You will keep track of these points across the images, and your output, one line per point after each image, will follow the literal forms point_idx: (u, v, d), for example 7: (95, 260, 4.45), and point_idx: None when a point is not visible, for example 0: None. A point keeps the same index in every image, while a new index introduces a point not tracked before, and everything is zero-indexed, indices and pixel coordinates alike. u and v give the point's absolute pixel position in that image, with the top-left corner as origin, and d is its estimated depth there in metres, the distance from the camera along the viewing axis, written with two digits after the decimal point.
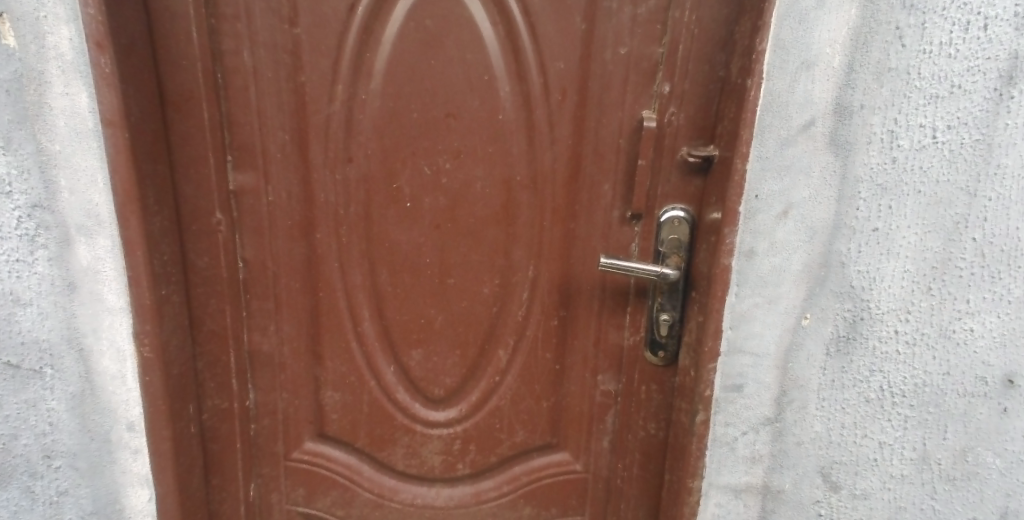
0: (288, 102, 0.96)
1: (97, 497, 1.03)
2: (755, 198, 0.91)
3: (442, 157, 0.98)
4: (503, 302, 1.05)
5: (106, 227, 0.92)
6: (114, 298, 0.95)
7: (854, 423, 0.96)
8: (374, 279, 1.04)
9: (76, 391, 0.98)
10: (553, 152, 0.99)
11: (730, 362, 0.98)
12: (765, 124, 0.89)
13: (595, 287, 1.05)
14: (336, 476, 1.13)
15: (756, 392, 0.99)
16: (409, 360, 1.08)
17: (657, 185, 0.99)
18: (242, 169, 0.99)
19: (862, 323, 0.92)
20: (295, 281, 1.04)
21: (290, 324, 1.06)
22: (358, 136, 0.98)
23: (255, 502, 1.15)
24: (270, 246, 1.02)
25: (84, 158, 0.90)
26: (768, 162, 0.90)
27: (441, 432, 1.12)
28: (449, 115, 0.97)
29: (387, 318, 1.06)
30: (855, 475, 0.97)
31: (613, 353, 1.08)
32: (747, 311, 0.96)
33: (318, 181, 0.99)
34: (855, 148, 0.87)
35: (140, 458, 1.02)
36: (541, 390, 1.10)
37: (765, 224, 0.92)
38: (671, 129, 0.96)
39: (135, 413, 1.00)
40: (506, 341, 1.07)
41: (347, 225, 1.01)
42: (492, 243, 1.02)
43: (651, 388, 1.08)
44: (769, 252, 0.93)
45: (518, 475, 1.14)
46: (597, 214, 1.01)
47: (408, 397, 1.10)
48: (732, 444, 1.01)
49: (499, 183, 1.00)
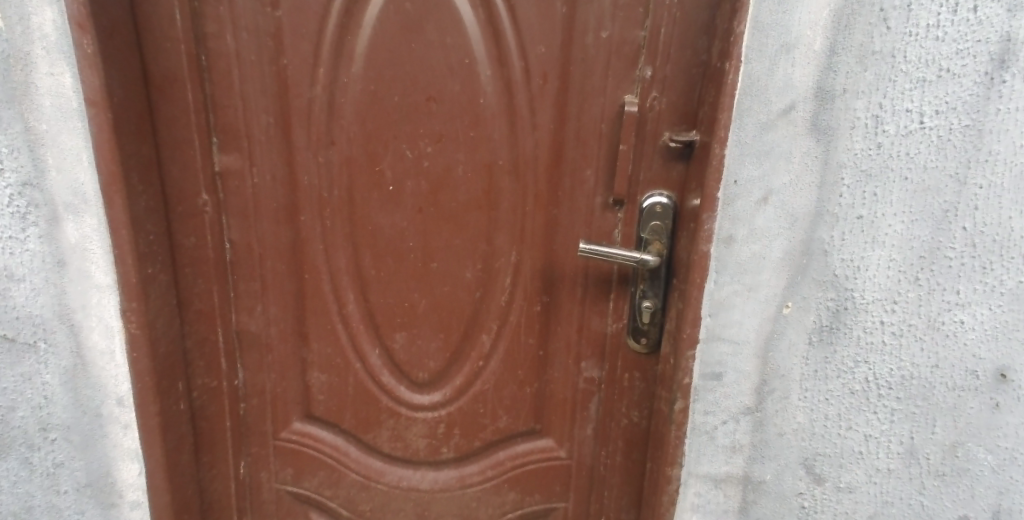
0: (270, 86, 0.97)
1: (91, 470, 1.06)
2: (734, 183, 0.89)
3: (424, 141, 0.99)
4: (486, 287, 1.06)
5: (92, 205, 0.92)
6: (102, 276, 0.95)
7: (837, 415, 0.94)
8: (358, 263, 1.06)
9: (68, 365, 1.00)
10: (535, 138, 0.99)
11: (708, 349, 0.96)
12: (744, 108, 0.87)
13: (577, 273, 1.05)
14: (324, 457, 1.17)
15: (736, 381, 0.97)
16: (393, 343, 1.10)
17: (640, 171, 0.98)
18: (227, 151, 0.99)
19: (846, 313, 0.90)
20: (280, 263, 1.05)
21: (276, 306, 1.08)
22: (340, 119, 0.98)
23: (245, 480, 1.19)
24: (255, 228, 1.03)
25: (70, 138, 0.90)
26: (747, 146, 0.88)
27: (426, 415, 1.15)
28: (431, 99, 0.97)
29: (371, 302, 1.08)
30: (839, 468, 0.96)
31: (595, 340, 1.08)
32: (726, 299, 0.94)
33: (302, 164, 1.00)
34: (837, 132, 0.85)
35: (130, 433, 1.04)
36: (524, 375, 1.11)
37: (745, 210, 0.90)
38: (653, 114, 0.95)
39: (125, 388, 1.02)
40: (489, 326, 1.08)
41: (331, 208, 1.02)
42: (474, 228, 1.03)
43: (634, 375, 1.08)
44: (748, 238, 0.91)
45: (502, 460, 1.17)
46: (579, 200, 1.01)
47: (393, 380, 1.13)
48: (711, 433, 1.00)
49: (482, 168, 1.00)
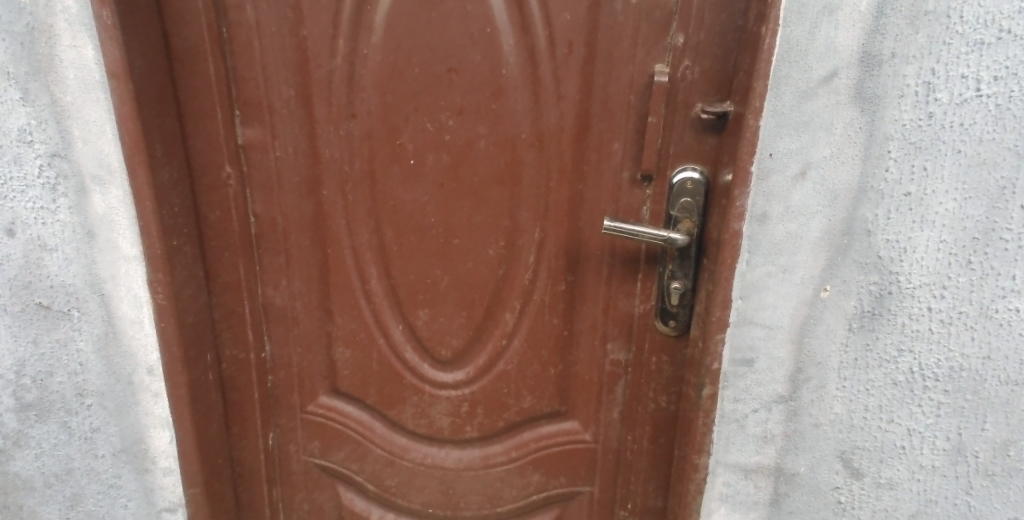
0: (291, 58, 0.96)
1: (125, 436, 1.09)
2: (769, 156, 0.82)
3: (444, 114, 0.96)
4: (509, 264, 1.04)
5: (117, 177, 0.94)
6: (129, 246, 0.97)
7: (878, 407, 0.88)
8: (380, 238, 1.04)
9: (100, 334, 1.03)
10: (559, 110, 0.94)
11: (739, 334, 0.90)
12: (781, 75, 0.80)
13: (604, 251, 1.01)
14: (350, 431, 1.18)
15: (769, 368, 0.91)
16: (416, 320, 1.09)
17: (670, 145, 0.93)
18: (249, 124, 0.99)
19: (890, 298, 0.83)
20: (304, 238, 1.05)
21: (301, 280, 1.08)
22: (360, 91, 0.97)
23: (274, 451, 1.20)
24: (279, 202, 1.03)
25: (94, 110, 0.91)
26: (784, 116, 0.81)
27: (449, 393, 1.13)
28: (451, 71, 0.94)
29: (393, 277, 1.06)
30: (879, 463, 0.90)
31: (622, 321, 1.04)
32: (759, 281, 0.87)
33: (323, 137, 0.99)
34: (884, 101, 0.78)
35: (161, 401, 1.07)
36: (548, 356, 1.09)
37: (780, 186, 0.83)
38: (685, 84, 0.89)
39: (154, 357, 1.04)
40: (512, 304, 1.06)
41: (353, 182, 1.01)
42: (496, 204, 1.00)
43: (662, 358, 1.04)
44: (784, 216, 0.84)
45: (526, 441, 1.15)
46: (605, 175, 0.97)
47: (417, 356, 1.12)
48: (742, 422, 0.95)
49: (504, 141, 0.97)
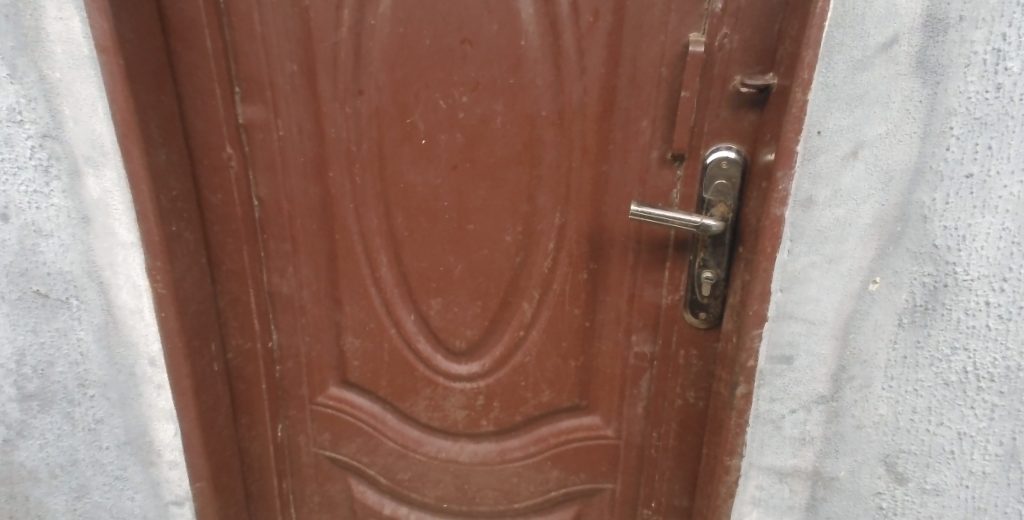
0: (293, 30, 0.89)
1: (129, 428, 1.05)
2: (817, 134, 0.74)
3: (458, 90, 0.89)
4: (527, 251, 0.97)
5: (111, 159, 0.88)
6: (126, 233, 0.92)
7: (926, 409, 0.81)
8: (391, 223, 0.98)
9: (100, 323, 0.98)
10: (582, 85, 0.87)
11: (778, 329, 0.83)
12: (834, 42, 0.71)
13: (629, 237, 0.94)
14: (361, 424, 1.13)
15: (810, 366, 0.84)
16: (429, 309, 1.03)
17: (704, 122, 0.85)
18: (251, 102, 0.93)
19: (945, 291, 0.75)
20: (310, 223, 1.00)
21: (308, 267, 1.03)
22: (368, 65, 0.90)
23: (283, 443, 1.16)
24: (284, 185, 0.97)
25: (85, 87, 0.85)
26: (836, 90, 0.72)
27: (464, 386, 1.08)
28: (465, 42, 0.87)
29: (404, 265, 1.01)
30: (925, 468, 0.83)
31: (648, 312, 0.98)
32: (801, 272, 0.80)
33: (328, 115, 0.93)
34: (948, 71, 0.69)
35: (163, 393, 1.02)
36: (568, 348, 1.03)
37: (828, 167, 0.75)
38: (722, 55, 0.81)
39: (155, 348, 0.99)
40: (531, 293, 0.99)
41: (361, 163, 0.95)
42: (514, 187, 0.93)
43: (691, 352, 0.97)
44: (831, 201, 0.76)
45: (544, 436, 1.10)
46: (632, 155, 0.89)
47: (430, 347, 1.06)
48: (778, 423, 0.88)
49: (522, 119, 0.89)
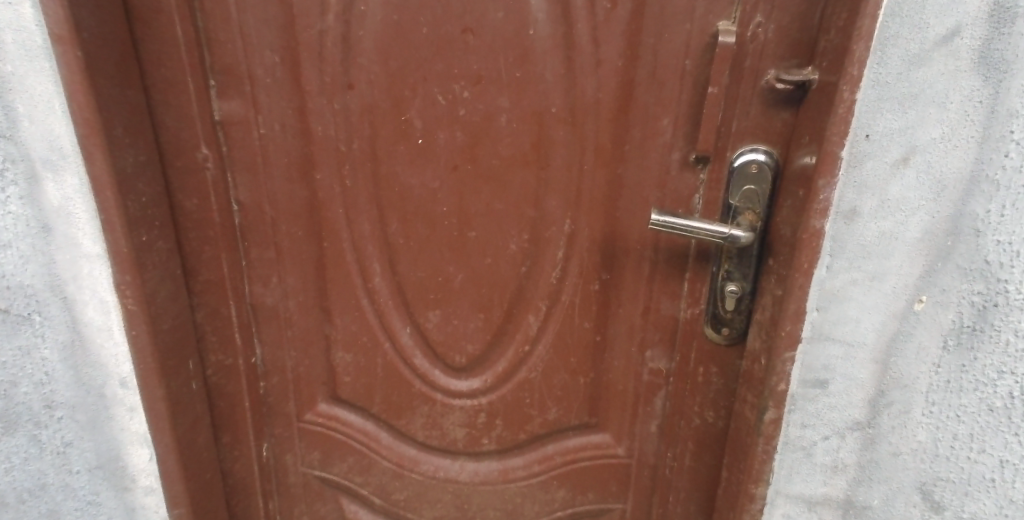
0: (274, 16, 0.80)
1: (101, 452, 0.97)
2: (864, 138, 0.67)
3: (459, 84, 0.80)
4: (534, 260, 0.89)
5: (72, 163, 0.79)
6: (91, 244, 0.83)
7: (968, 436, 0.71)
8: (384, 229, 0.90)
9: (66, 341, 0.89)
10: (597, 79, 0.78)
11: (813, 351, 0.76)
12: (889, 35, 0.64)
13: (646, 246, 0.86)
14: (353, 442, 1.05)
15: (846, 390, 0.77)
16: (426, 322, 0.95)
17: (732, 121, 0.77)
18: (228, 96, 0.84)
19: (996, 311, 0.66)
20: (296, 228, 0.91)
21: (293, 277, 0.94)
22: (358, 56, 0.81)
23: (269, 463, 1.08)
24: (266, 188, 0.88)
25: (40, 82, 0.76)
26: (888, 88, 0.65)
27: (464, 403, 1.00)
28: (467, 31, 0.78)
29: (399, 274, 0.92)
30: (964, 497, 0.73)
31: (665, 326, 0.90)
32: (841, 289, 0.73)
33: (315, 111, 0.84)
34: (1014, 66, 0.60)
35: (136, 417, 0.94)
36: (577, 364, 0.95)
37: (876, 175, 0.67)
38: (755, 46, 0.73)
39: (127, 368, 0.91)
40: (537, 305, 0.91)
41: (351, 164, 0.86)
42: (520, 191, 0.85)
43: (710, 369, 0.90)
44: (877, 213, 0.69)
45: (551, 455, 1.02)
46: (651, 157, 0.81)
47: (427, 363, 0.98)
48: (809, 450, 0.81)
49: (529, 116, 0.81)
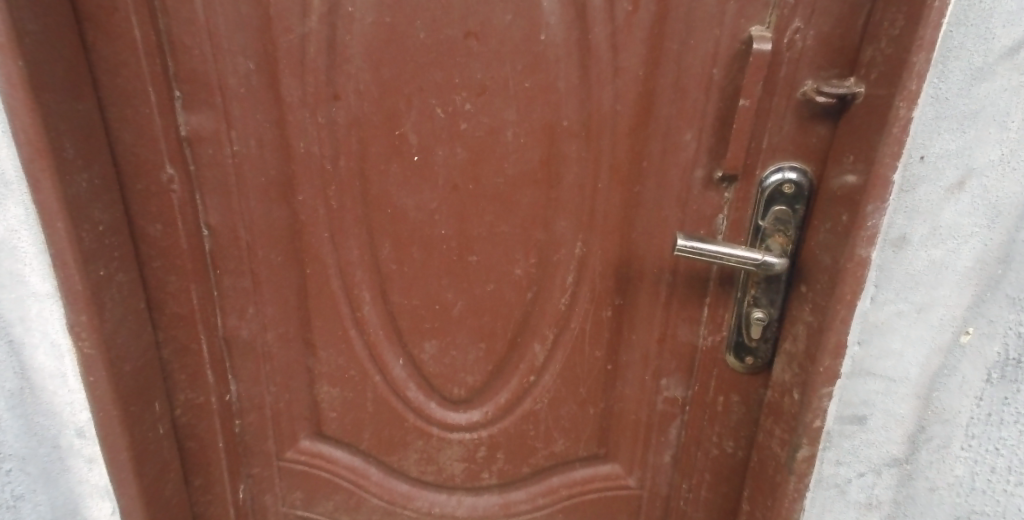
0: (248, 18, 0.70)
1: (56, 505, 0.86)
2: (919, 160, 0.60)
3: (461, 95, 0.72)
4: (540, 285, 0.81)
5: (14, 190, 0.68)
6: (39, 281, 0.72)
7: (1007, 468, 0.68)
8: (375, 254, 0.81)
9: (13, 388, 0.78)
10: (615, 89, 0.71)
11: (852, 386, 0.70)
12: (952, 45, 0.57)
13: (663, 269, 0.79)
14: (339, 479, 0.96)
15: (884, 426, 0.72)
16: (421, 353, 0.87)
17: (763, 135, 0.70)
18: (195, 108, 0.74)
19: None
20: (275, 254, 0.81)
21: (272, 307, 0.84)
22: (346, 63, 0.71)
23: (245, 506, 0.98)
24: (240, 210, 0.79)
25: None
26: (947, 106, 0.59)
27: (462, 436, 0.92)
28: (470, 36, 0.69)
29: (392, 302, 0.84)
30: None
31: (682, 353, 0.83)
32: (885, 322, 0.67)
33: (296, 125, 0.74)
34: None
35: (96, 468, 0.83)
36: (587, 393, 0.88)
37: (928, 200, 0.62)
38: (791, 55, 0.66)
39: (84, 417, 0.80)
40: (544, 334, 0.84)
41: (338, 184, 0.77)
42: (528, 212, 0.77)
43: (731, 398, 0.84)
44: (928, 241, 0.63)
45: (556, 487, 0.95)
46: (672, 175, 0.74)
47: (422, 395, 0.90)
48: (843, 487, 0.75)
49: (539, 130, 0.73)
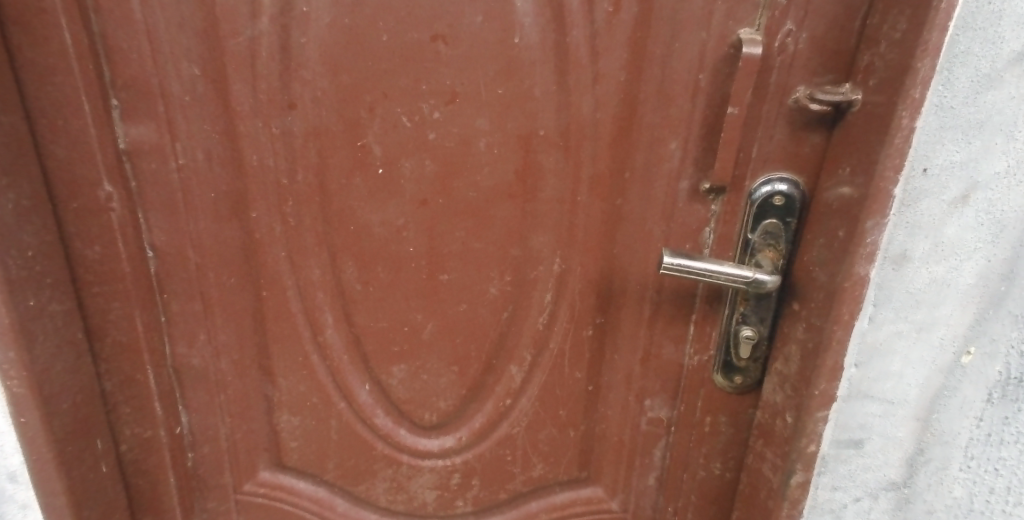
0: (192, 19, 0.63)
1: None
2: (921, 172, 0.57)
3: (429, 103, 0.66)
4: (517, 304, 0.76)
5: None
6: None
7: (1006, 489, 0.65)
8: (338, 274, 0.75)
9: None
10: (595, 96, 0.66)
11: (849, 409, 0.67)
12: (958, 51, 0.53)
13: (648, 286, 0.75)
14: (303, 512, 0.88)
15: (882, 450, 0.68)
16: (389, 378, 0.80)
17: (753, 145, 0.66)
18: (135, 118, 0.67)
19: None
20: (228, 275, 0.75)
21: (226, 332, 0.78)
22: (301, 69, 0.65)
23: None
24: (189, 228, 0.72)
25: None
26: (953, 115, 0.55)
27: (435, 463, 0.86)
28: (437, 39, 0.64)
29: (356, 325, 0.77)
30: None
31: (667, 373, 0.79)
32: (883, 342, 0.63)
33: (248, 136, 0.68)
34: None
35: (31, 514, 0.76)
36: (567, 416, 0.83)
37: (931, 215, 0.58)
38: (782, 59, 0.62)
39: (16, 461, 0.73)
40: (522, 355, 0.79)
41: (296, 199, 0.71)
42: (503, 227, 0.72)
43: (719, 418, 0.80)
44: (930, 258, 0.60)
45: (535, 513, 0.89)
46: (656, 186, 0.69)
47: (391, 422, 0.83)
48: (839, 513, 0.72)
49: (514, 140, 0.68)
